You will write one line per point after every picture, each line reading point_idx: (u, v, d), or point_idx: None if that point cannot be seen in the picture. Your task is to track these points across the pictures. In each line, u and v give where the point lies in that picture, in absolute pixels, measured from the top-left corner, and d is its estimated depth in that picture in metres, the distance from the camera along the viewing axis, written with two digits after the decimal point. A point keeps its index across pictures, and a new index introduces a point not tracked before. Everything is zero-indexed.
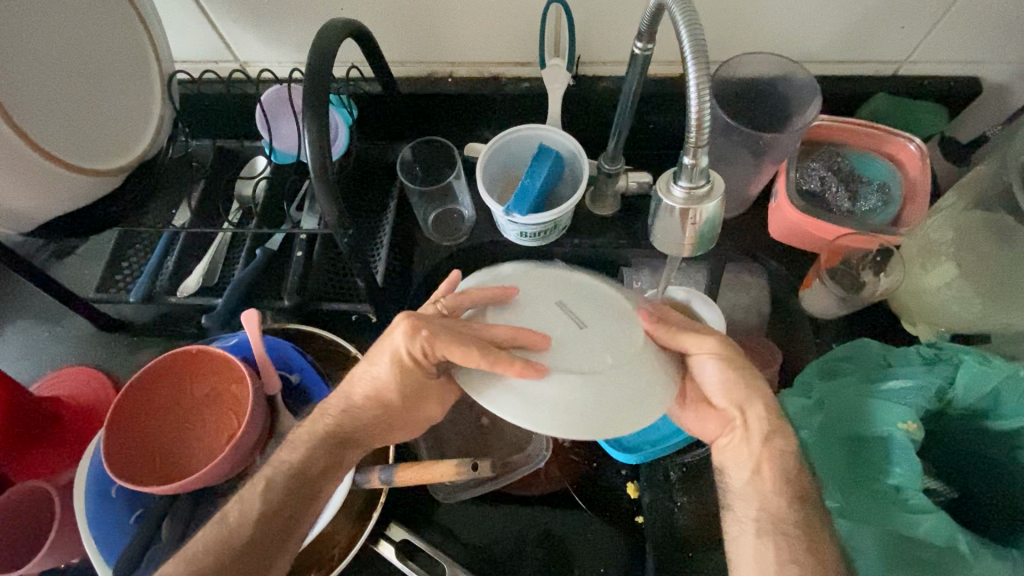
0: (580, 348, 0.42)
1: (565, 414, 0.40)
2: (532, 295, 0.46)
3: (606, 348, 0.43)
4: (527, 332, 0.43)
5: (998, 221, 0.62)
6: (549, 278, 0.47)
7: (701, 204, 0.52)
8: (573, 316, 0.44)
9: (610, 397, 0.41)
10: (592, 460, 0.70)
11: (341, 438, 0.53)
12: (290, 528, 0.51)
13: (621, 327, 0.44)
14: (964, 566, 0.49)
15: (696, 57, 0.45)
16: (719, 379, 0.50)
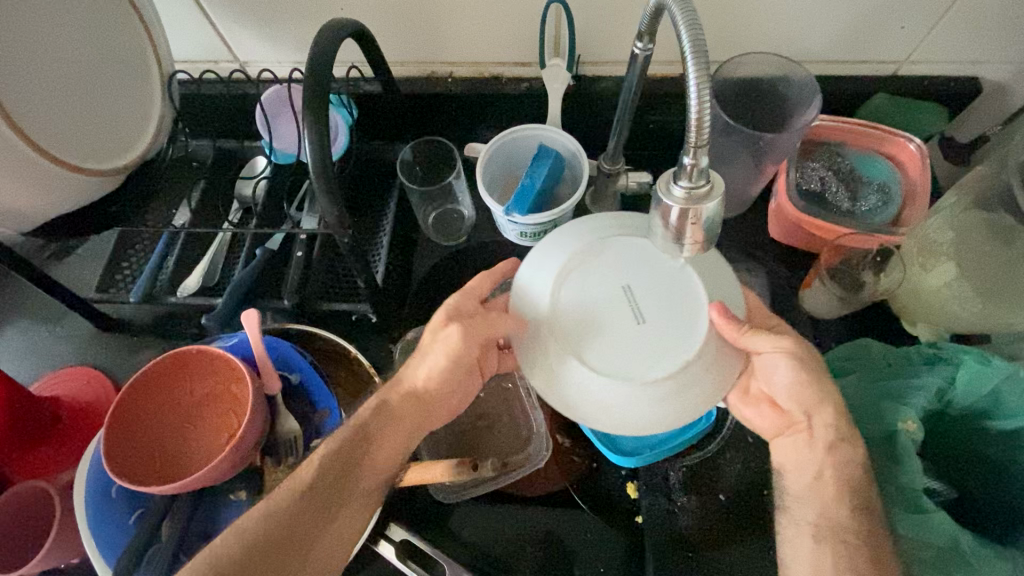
0: (647, 354, 0.46)
1: (634, 415, 0.47)
2: (595, 295, 0.48)
3: (671, 350, 0.46)
4: (598, 340, 0.46)
5: (997, 222, 0.61)
6: (611, 273, 0.48)
7: (703, 204, 0.44)
8: (638, 318, 0.47)
9: (630, 402, 0.46)
10: (591, 460, 0.70)
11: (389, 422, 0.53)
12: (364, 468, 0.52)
13: (682, 325, 0.47)
14: (965, 567, 0.49)
15: (696, 56, 0.43)
16: (793, 383, 0.49)
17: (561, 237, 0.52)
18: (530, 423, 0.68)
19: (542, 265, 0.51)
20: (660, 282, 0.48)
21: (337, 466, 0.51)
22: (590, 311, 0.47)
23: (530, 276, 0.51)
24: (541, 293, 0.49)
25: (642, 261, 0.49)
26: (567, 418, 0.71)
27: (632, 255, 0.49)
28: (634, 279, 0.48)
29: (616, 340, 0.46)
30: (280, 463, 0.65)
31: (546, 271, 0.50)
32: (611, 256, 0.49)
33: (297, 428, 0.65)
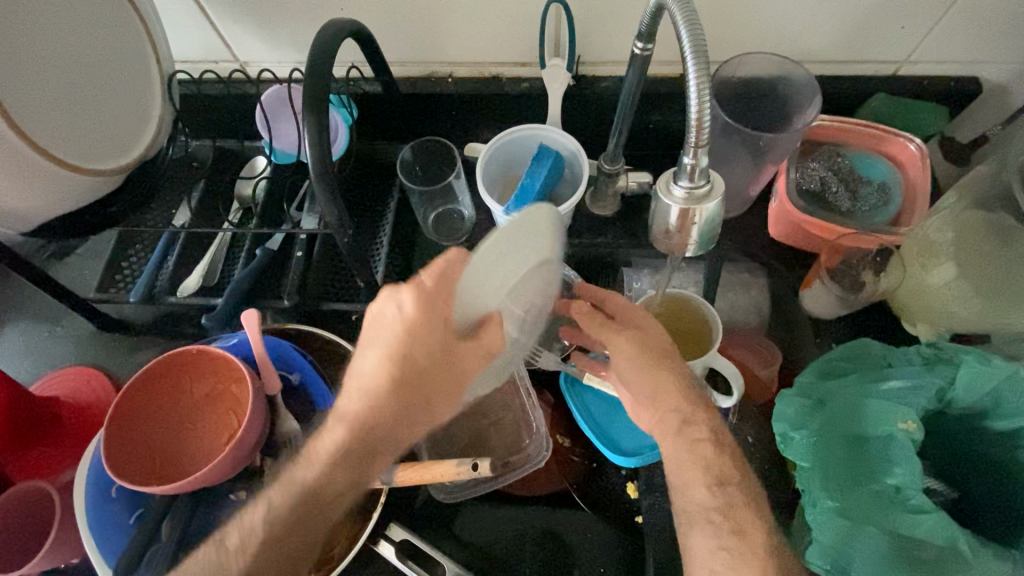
0: (498, 364, 0.54)
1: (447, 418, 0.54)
2: (520, 301, 0.50)
3: (511, 353, 0.56)
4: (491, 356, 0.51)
5: (998, 222, 0.63)
6: (531, 291, 0.51)
7: (701, 204, 0.52)
8: (518, 335, 0.54)
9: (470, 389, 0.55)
10: (591, 460, 0.70)
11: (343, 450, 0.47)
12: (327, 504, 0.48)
13: (531, 330, 0.57)
14: (964, 566, 0.49)
15: (696, 57, 0.45)
16: (634, 377, 0.55)
17: (523, 225, 0.46)
18: (530, 422, 0.68)
19: (505, 256, 0.46)
20: (544, 299, 0.55)
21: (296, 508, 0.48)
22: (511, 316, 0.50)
23: (489, 264, 0.45)
24: (493, 288, 0.46)
25: (553, 269, 0.53)
26: (568, 419, 0.73)
27: (548, 273, 0.52)
28: (537, 299, 0.53)
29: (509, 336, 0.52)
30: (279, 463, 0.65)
31: (505, 271, 0.46)
32: (541, 273, 0.51)
33: (296, 428, 0.65)
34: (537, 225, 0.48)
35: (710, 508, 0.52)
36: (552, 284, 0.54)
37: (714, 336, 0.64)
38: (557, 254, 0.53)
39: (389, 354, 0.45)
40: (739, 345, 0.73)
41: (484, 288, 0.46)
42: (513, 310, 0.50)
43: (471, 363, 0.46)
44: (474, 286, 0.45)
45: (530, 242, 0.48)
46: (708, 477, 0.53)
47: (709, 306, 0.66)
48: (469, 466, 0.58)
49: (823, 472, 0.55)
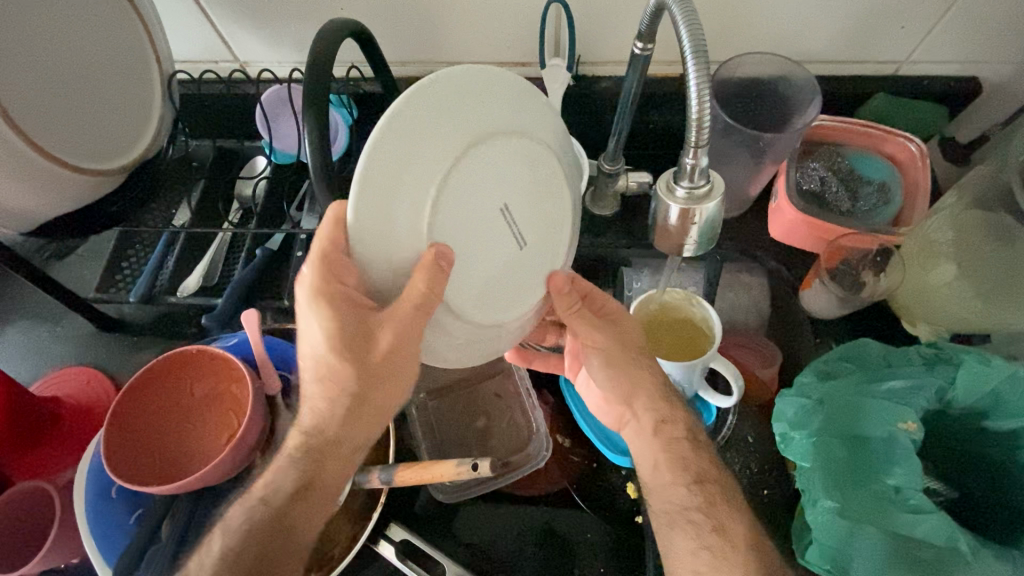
0: (509, 256, 0.45)
1: (480, 336, 0.46)
2: (469, 201, 0.40)
3: (529, 243, 0.46)
4: (475, 270, 0.43)
5: (997, 221, 0.62)
6: (480, 178, 0.41)
7: (701, 204, 0.52)
8: (509, 224, 0.44)
9: (499, 312, 0.46)
10: (591, 460, 0.71)
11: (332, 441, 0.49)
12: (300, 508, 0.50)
13: (533, 207, 0.46)
14: (964, 567, 0.49)
15: (696, 56, 0.45)
16: (606, 376, 0.57)
17: (386, 143, 0.35)
18: (532, 423, 0.68)
19: (387, 190, 0.36)
20: (516, 162, 0.43)
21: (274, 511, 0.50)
22: (464, 223, 0.41)
23: (373, 217, 0.36)
24: (396, 217, 0.37)
25: (499, 146, 0.42)
26: (568, 420, 0.73)
27: (488, 145, 0.41)
28: (499, 176, 0.42)
29: (489, 247, 0.43)
30: None
31: (399, 206, 0.37)
32: (473, 156, 0.40)
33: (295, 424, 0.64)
34: (412, 118, 0.36)
35: (687, 495, 0.53)
36: (506, 149, 0.42)
37: (714, 337, 0.63)
38: (479, 120, 0.40)
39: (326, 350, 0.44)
40: (738, 345, 0.73)
41: (388, 235, 0.37)
42: (462, 218, 0.40)
43: (404, 327, 0.40)
44: (379, 234, 0.37)
45: (416, 147, 0.37)
46: (680, 464, 0.54)
47: (705, 304, 0.66)
48: (469, 467, 0.57)
49: (824, 471, 0.54)
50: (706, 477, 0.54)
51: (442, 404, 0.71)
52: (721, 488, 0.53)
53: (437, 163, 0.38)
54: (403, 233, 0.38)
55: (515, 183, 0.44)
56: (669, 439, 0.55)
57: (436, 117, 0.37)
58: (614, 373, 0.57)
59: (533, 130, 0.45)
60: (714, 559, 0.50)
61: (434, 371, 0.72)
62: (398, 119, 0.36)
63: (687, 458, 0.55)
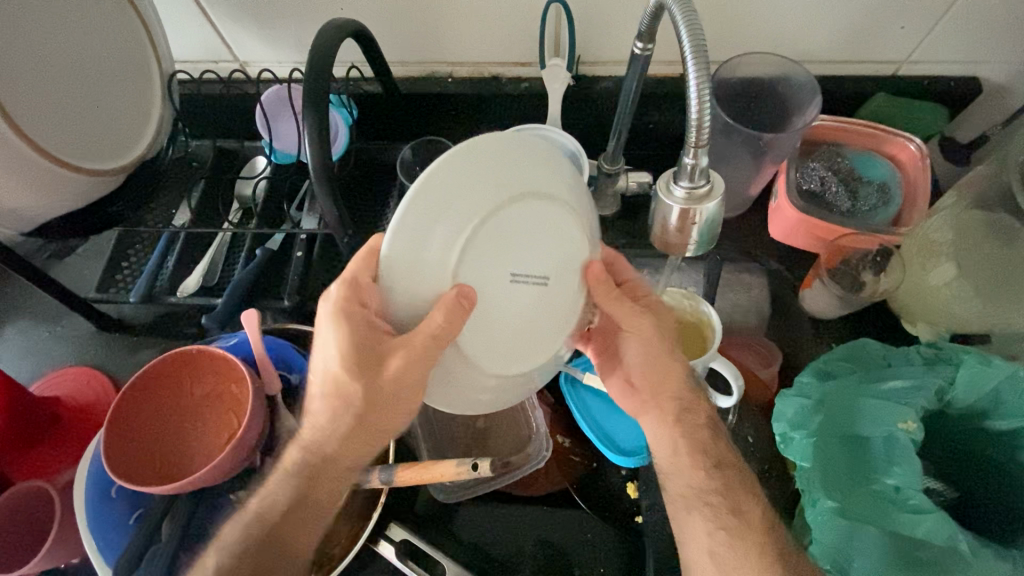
0: (534, 310, 0.45)
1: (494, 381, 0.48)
2: (502, 261, 0.42)
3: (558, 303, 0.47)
4: (499, 326, 0.44)
5: (998, 222, 0.62)
6: (512, 233, 0.42)
7: (701, 204, 0.53)
8: (542, 290, 0.45)
9: (513, 364, 0.47)
10: (591, 460, 0.71)
11: (341, 467, 0.51)
12: (305, 512, 0.51)
13: (567, 272, 0.46)
14: (964, 566, 0.48)
15: (696, 57, 0.45)
16: (640, 358, 0.56)
17: (431, 190, 0.38)
18: (533, 423, 0.68)
19: (425, 234, 0.38)
20: (552, 226, 0.44)
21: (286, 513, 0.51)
22: (493, 281, 0.42)
23: (408, 248, 0.38)
24: (427, 258, 0.39)
25: (545, 216, 0.43)
26: (568, 419, 0.73)
27: (523, 205, 0.41)
28: (539, 244, 0.43)
29: (517, 306, 0.44)
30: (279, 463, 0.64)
31: (434, 250, 0.39)
32: (507, 214, 0.41)
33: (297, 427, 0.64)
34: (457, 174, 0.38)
35: (704, 484, 0.53)
36: (547, 219, 0.43)
37: (715, 336, 0.63)
38: (529, 186, 0.42)
39: (337, 371, 0.46)
40: (739, 345, 0.74)
41: (419, 267, 0.39)
42: (492, 275, 0.42)
43: (416, 361, 0.42)
44: (407, 272, 0.39)
45: (460, 199, 0.39)
46: (701, 451, 0.54)
47: (706, 303, 0.66)
48: (469, 466, 0.57)
49: (822, 473, 0.54)
50: (724, 461, 0.54)
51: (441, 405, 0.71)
52: (738, 472, 0.54)
53: (472, 213, 0.39)
54: (433, 275, 0.40)
55: (556, 255, 0.45)
56: (690, 427, 0.55)
57: (485, 174, 0.39)
58: (649, 361, 0.55)
59: (577, 208, 0.45)
60: (731, 536, 0.51)
61: None
62: (446, 169, 0.38)
63: (703, 445, 0.55)
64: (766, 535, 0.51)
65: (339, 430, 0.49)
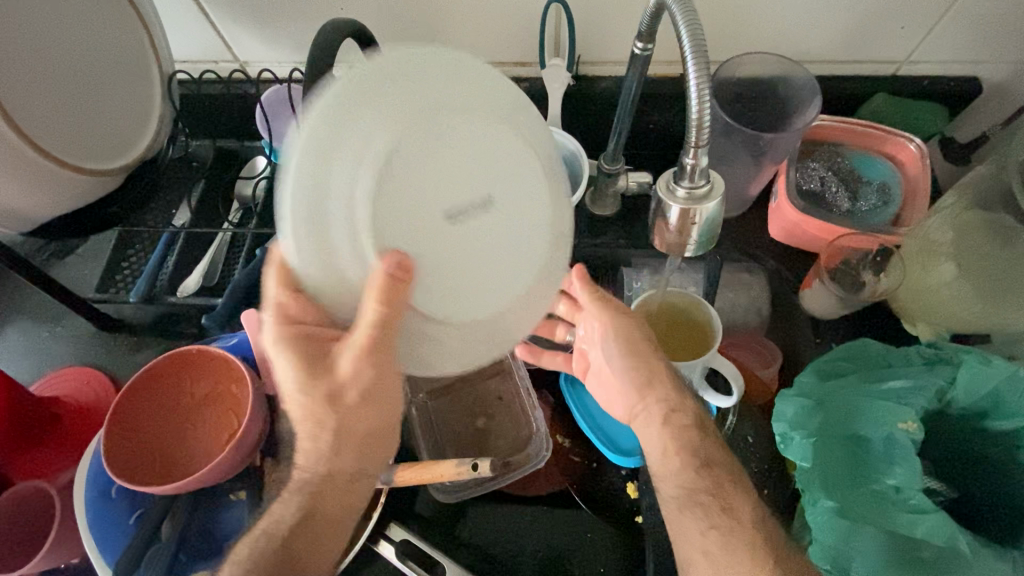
0: (485, 234, 0.45)
1: (506, 321, 0.47)
2: (414, 204, 0.42)
3: (505, 220, 0.45)
4: (452, 279, 0.44)
5: (997, 221, 0.62)
6: (408, 171, 0.41)
7: (701, 205, 0.53)
8: (478, 225, 0.44)
9: (494, 315, 0.46)
10: (591, 460, 0.70)
11: (345, 479, 0.52)
12: (320, 522, 0.51)
13: (496, 178, 0.45)
14: (963, 567, 0.49)
15: (696, 57, 0.45)
16: (621, 360, 0.58)
17: (307, 173, 0.37)
18: (534, 423, 0.68)
19: (320, 219, 0.38)
20: (451, 149, 0.42)
21: (301, 527, 0.50)
22: (414, 226, 0.42)
23: (315, 243, 0.38)
24: (333, 239, 0.39)
25: (431, 139, 0.42)
26: (568, 419, 0.73)
27: (406, 141, 0.40)
28: (444, 172, 0.43)
29: (460, 249, 0.44)
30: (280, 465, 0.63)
31: (335, 228, 0.39)
32: (393, 158, 0.40)
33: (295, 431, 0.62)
34: (321, 140, 0.37)
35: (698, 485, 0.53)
36: (433, 126, 0.41)
37: (715, 336, 0.64)
38: (402, 119, 0.40)
39: (304, 390, 0.48)
40: (738, 345, 0.74)
41: (333, 256, 0.39)
42: (409, 219, 0.42)
43: (378, 353, 0.44)
44: (329, 270, 0.40)
45: (336, 167, 0.38)
46: (689, 450, 0.54)
47: (707, 303, 0.66)
48: (469, 466, 0.58)
49: (821, 472, 0.55)
50: (717, 461, 0.54)
51: (441, 404, 0.71)
52: (735, 475, 0.54)
53: (356, 174, 0.39)
54: (349, 253, 0.40)
55: (468, 176, 0.43)
56: (678, 426, 0.56)
57: (352, 132, 0.38)
58: (632, 362, 0.58)
59: (474, 111, 0.43)
60: (723, 537, 0.51)
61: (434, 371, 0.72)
62: (309, 143, 0.37)
63: (697, 445, 0.55)
64: (766, 537, 0.51)
65: (329, 446, 0.50)
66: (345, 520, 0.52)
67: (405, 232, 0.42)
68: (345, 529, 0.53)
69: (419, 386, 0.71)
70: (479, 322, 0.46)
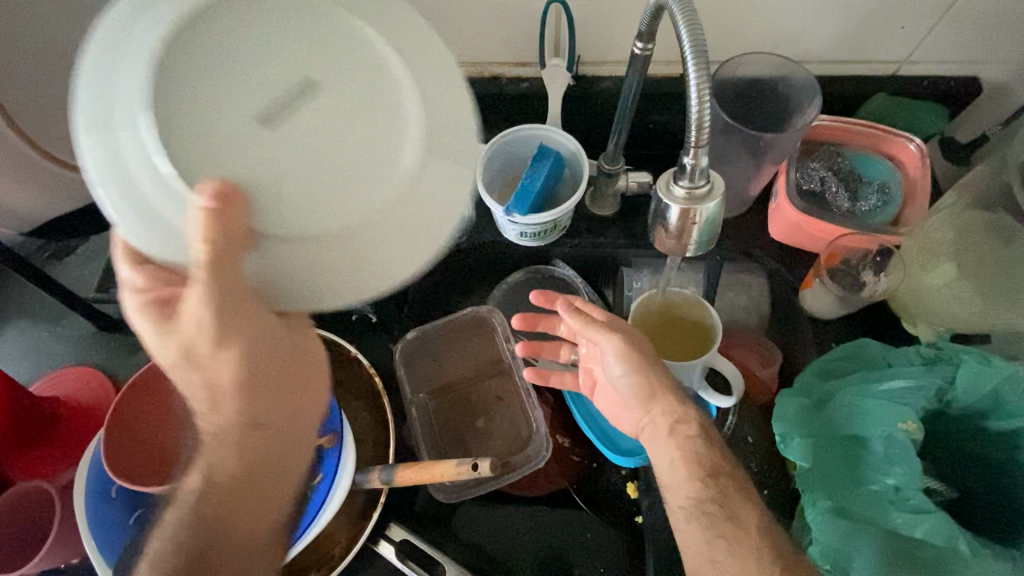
0: (324, 115, 0.38)
1: (408, 213, 0.40)
2: (222, 108, 0.37)
3: (339, 97, 0.39)
4: (293, 186, 0.37)
5: (997, 221, 0.63)
6: (199, 77, 0.37)
7: (701, 204, 0.53)
8: (308, 120, 0.38)
9: (376, 224, 0.39)
10: (592, 460, 0.71)
11: (248, 440, 0.47)
12: (238, 499, 0.49)
13: (310, 56, 0.38)
14: (963, 567, 0.49)
15: (696, 56, 0.45)
16: (625, 377, 0.56)
17: (92, 114, 0.35)
18: (534, 423, 0.68)
19: (112, 155, 0.35)
20: (253, 47, 0.38)
21: (213, 506, 0.48)
22: (228, 130, 0.36)
23: (117, 185, 0.35)
24: (130, 172, 0.36)
25: (218, 38, 0.37)
26: (568, 420, 0.73)
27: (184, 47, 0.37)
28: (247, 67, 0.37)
29: (297, 149, 0.37)
30: None
31: (129, 157, 0.35)
32: (176, 67, 0.36)
33: None
34: (99, 74, 0.36)
35: (701, 489, 0.53)
36: (217, 12, 0.38)
37: (715, 337, 0.64)
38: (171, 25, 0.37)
39: (187, 367, 0.44)
40: (739, 345, 0.74)
41: (139, 191, 0.36)
42: (218, 127, 0.36)
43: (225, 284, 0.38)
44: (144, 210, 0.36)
45: (116, 95, 0.36)
46: (695, 460, 0.54)
47: (706, 304, 0.66)
48: (469, 466, 0.57)
49: (821, 472, 0.55)
50: (719, 470, 0.54)
51: (440, 405, 0.71)
52: (736, 480, 0.54)
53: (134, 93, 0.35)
54: (160, 190, 0.36)
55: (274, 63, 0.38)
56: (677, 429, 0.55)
57: (123, 59, 0.36)
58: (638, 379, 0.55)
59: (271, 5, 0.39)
60: (730, 546, 0.51)
61: (434, 371, 0.72)
62: (91, 83, 0.35)
63: (698, 447, 0.54)
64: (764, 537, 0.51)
65: (220, 414, 0.46)
66: (265, 495, 0.50)
67: (217, 139, 0.36)
68: (268, 503, 0.51)
69: (419, 385, 0.71)
70: (359, 232, 0.38)
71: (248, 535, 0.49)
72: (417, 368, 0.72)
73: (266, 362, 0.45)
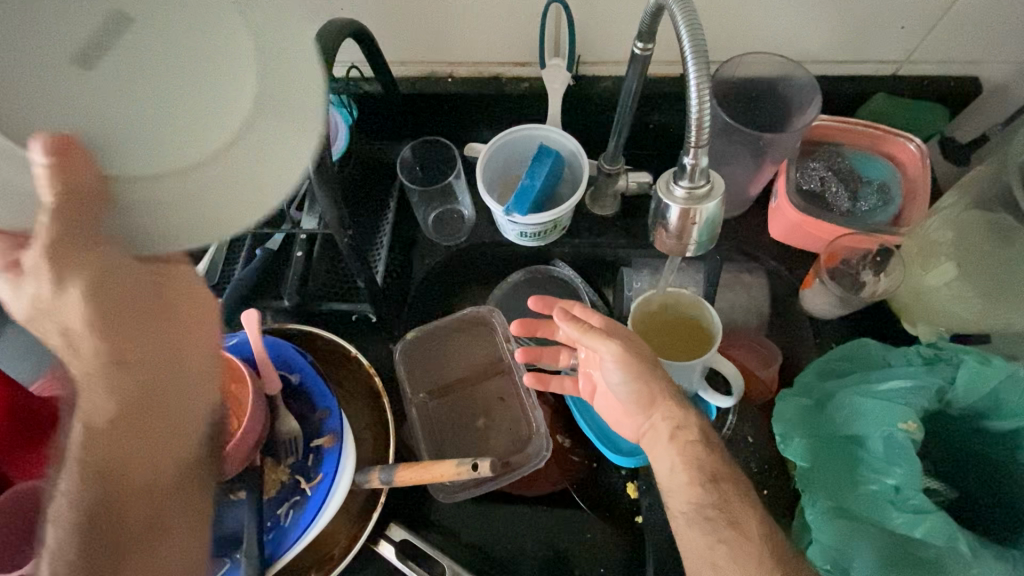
0: (142, 52, 0.39)
1: (245, 152, 0.42)
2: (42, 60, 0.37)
3: (153, 40, 0.39)
4: (116, 132, 0.39)
5: (997, 222, 0.62)
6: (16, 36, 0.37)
7: (701, 204, 0.53)
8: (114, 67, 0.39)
9: (221, 168, 0.41)
10: (591, 460, 0.72)
11: (124, 384, 0.42)
12: (126, 448, 0.44)
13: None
14: (963, 566, 0.49)
15: (696, 56, 0.45)
16: (626, 385, 0.56)
17: None
18: (533, 423, 0.68)
19: None
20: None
21: (100, 460, 0.43)
22: (61, 83, 0.38)
23: None
24: None
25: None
26: (568, 419, 0.74)
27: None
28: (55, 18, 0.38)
29: (109, 95, 0.39)
30: (280, 464, 0.61)
31: None
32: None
33: (297, 428, 0.61)
34: None
35: (702, 495, 0.53)
36: None
37: (715, 339, 0.64)
38: None
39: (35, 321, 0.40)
40: (739, 345, 0.74)
41: None
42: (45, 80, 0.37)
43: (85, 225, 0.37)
44: None
45: None
46: (695, 464, 0.54)
47: (707, 304, 0.66)
48: (469, 466, 0.57)
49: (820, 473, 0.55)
50: (719, 475, 0.54)
51: (441, 405, 0.71)
52: (736, 484, 0.54)
53: None
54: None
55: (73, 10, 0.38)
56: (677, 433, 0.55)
57: None
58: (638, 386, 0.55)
59: None
60: (731, 551, 0.51)
61: (434, 371, 0.72)
62: None
63: (697, 450, 0.54)
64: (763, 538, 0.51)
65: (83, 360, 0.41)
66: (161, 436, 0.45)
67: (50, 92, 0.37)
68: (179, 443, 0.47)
69: (419, 385, 0.71)
70: (198, 174, 0.41)
71: (152, 478, 0.46)
72: (417, 368, 0.72)
73: (132, 312, 0.41)
